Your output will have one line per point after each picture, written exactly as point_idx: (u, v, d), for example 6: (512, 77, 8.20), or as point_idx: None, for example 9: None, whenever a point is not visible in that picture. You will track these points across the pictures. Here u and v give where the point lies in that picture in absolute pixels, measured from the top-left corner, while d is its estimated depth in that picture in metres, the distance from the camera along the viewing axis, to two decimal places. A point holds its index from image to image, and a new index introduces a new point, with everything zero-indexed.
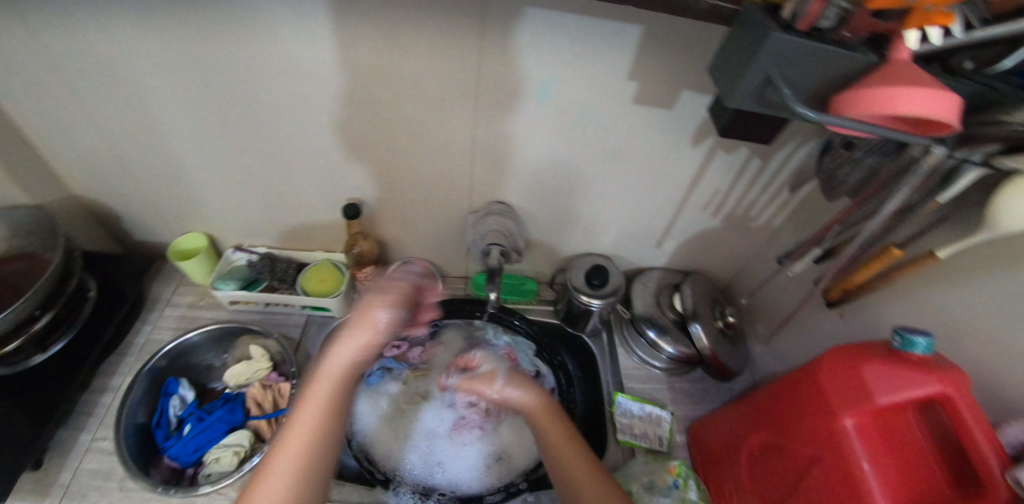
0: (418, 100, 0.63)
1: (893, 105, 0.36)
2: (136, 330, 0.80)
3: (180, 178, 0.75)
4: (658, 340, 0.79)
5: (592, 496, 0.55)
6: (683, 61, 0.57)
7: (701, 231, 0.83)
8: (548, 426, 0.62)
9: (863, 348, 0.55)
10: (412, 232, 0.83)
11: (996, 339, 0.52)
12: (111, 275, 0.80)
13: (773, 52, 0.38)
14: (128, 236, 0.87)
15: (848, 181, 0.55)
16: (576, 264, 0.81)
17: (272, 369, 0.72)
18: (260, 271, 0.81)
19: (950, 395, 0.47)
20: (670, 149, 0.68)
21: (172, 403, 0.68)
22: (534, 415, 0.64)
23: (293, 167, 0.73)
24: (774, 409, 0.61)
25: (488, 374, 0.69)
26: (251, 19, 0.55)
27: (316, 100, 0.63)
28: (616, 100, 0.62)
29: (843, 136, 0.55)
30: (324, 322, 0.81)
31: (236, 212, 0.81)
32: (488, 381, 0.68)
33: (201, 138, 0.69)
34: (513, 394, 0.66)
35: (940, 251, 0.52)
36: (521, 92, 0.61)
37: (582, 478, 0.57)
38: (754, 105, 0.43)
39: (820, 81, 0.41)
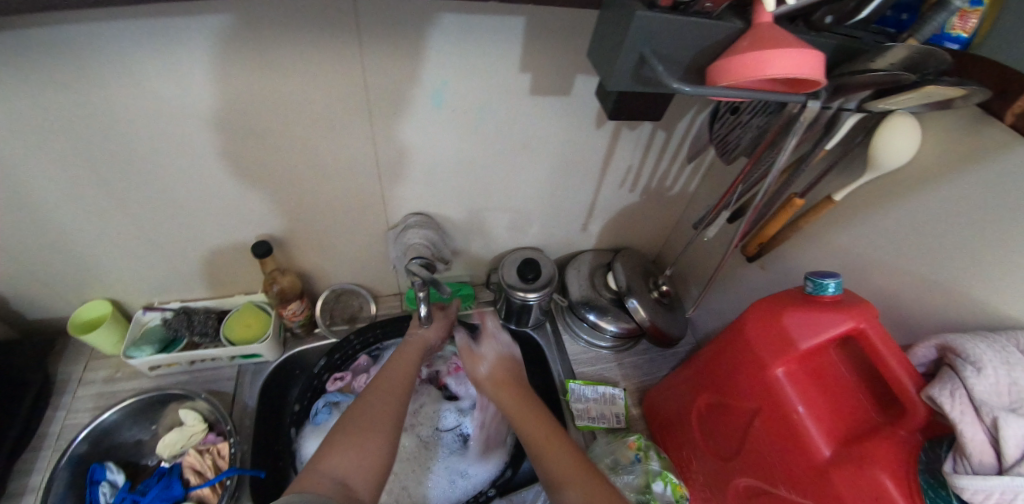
0: (308, 125, 0.59)
1: (758, 68, 0.37)
2: (48, 419, 0.72)
3: (61, 246, 0.67)
4: (599, 322, 0.80)
5: (557, 460, 0.54)
6: (571, 47, 0.56)
7: (625, 208, 0.84)
8: (518, 408, 0.61)
9: (782, 298, 0.57)
10: (336, 258, 0.79)
11: (892, 267, 0.57)
12: (5, 365, 0.72)
13: (641, 29, 0.37)
14: (17, 317, 0.78)
15: (741, 142, 0.57)
16: (507, 261, 0.80)
17: (209, 430, 0.67)
18: (178, 328, 0.75)
19: (863, 328, 0.50)
20: (579, 134, 0.68)
21: (103, 491, 0.62)
22: (511, 400, 0.62)
23: (189, 214, 0.67)
24: (714, 369, 0.63)
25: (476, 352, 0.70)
26: (92, 65, 0.48)
27: (194, 141, 0.58)
28: (514, 94, 0.60)
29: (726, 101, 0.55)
30: (258, 368, 0.76)
31: (137, 271, 0.74)
32: (476, 357, 0.69)
33: (72, 200, 0.62)
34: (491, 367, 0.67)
35: (835, 195, 0.56)
36: (417, 99, 0.59)
37: (546, 443, 0.56)
38: (636, 85, 0.42)
39: (694, 54, 0.41)
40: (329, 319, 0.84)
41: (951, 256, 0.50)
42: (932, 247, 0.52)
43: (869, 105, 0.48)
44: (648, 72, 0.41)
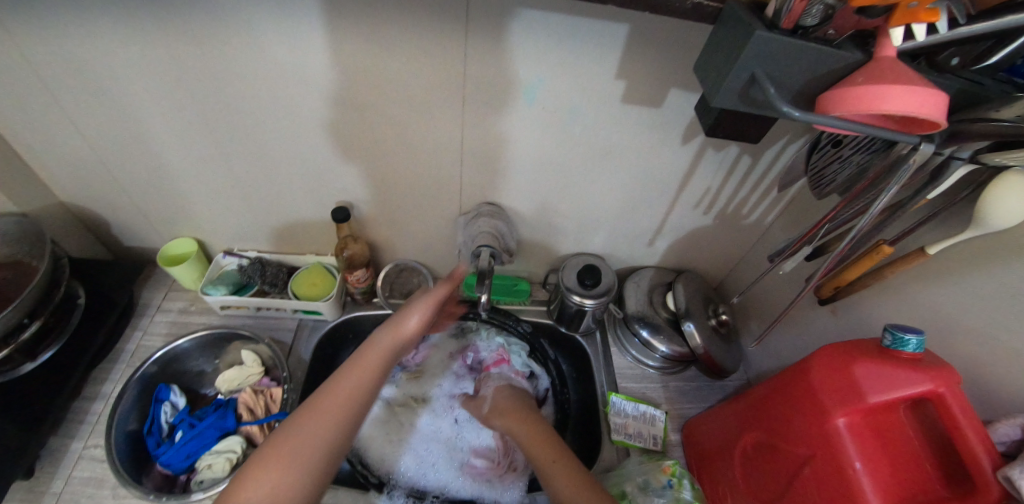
0: (406, 104, 0.63)
1: (876, 103, 0.35)
2: (127, 336, 0.79)
3: (168, 184, 0.75)
4: (650, 339, 0.81)
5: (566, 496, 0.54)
6: (671, 61, 0.57)
7: (694, 229, 0.84)
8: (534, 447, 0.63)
9: (854, 346, 0.54)
10: (403, 235, 0.83)
11: (986, 335, 0.52)
12: (101, 281, 0.80)
13: (759, 50, 0.37)
14: (116, 240, 0.86)
15: (837, 179, 0.55)
16: (568, 264, 0.83)
17: (264, 374, 0.72)
18: (250, 276, 0.80)
19: (942, 393, 0.47)
20: (662, 148, 0.69)
21: (164, 410, 0.67)
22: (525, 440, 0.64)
23: (281, 171, 0.72)
24: (768, 408, 0.60)
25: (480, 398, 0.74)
26: (233, 24, 0.54)
27: (302, 105, 0.63)
28: (605, 100, 0.62)
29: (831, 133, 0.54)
30: (315, 325, 0.81)
31: (226, 217, 0.80)
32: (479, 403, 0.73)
33: (188, 143, 0.68)
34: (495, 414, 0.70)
35: (930, 247, 0.53)
36: (509, 92, 0.61)
37: (557, 477, 0.57)
38: (740, 103, 0.42)
39: (807, 80, 0.40)
40: (389, 292, 0.88)
41: None
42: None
43: (984, 157, 0.45)
44: (757, 92, 0.40)
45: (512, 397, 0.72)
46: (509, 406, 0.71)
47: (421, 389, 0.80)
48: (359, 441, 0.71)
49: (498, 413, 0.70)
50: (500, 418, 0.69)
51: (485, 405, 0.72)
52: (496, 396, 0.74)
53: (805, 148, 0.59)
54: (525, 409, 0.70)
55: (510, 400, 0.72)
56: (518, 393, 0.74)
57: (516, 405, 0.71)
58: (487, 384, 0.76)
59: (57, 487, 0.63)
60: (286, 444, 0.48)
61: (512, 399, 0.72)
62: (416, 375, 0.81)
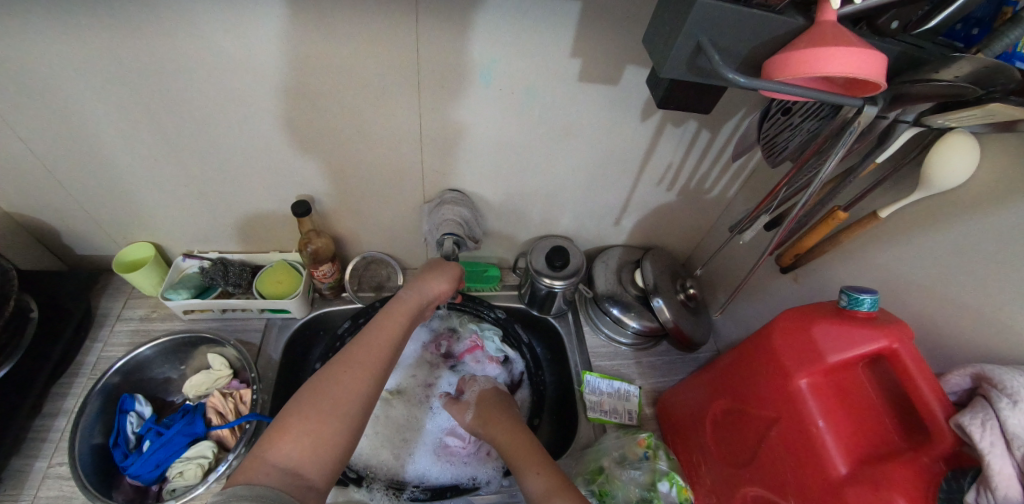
0: (359, 91, 0.61)
1: (814, 66, 0.35)
2: (87, 349, 0.76)
3: (115, 187, 0.71)
4: (622, 317, 0.82)
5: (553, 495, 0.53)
6: (624, 34, 0.56)
7: (660, 206, 0.85)
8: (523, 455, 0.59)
9: (813, 310, 0.56)
10: (370, 227, 0.82)
11: (933, 289, 0.55)
12: (53, 294, 0.76)
13: (702, 17, 0.36)
14: (67, 250, 0.82)
15: (790, 146, 0.56)
16: (536, 247, 0.83)
17: (233, 377, 0.70)
18: (213, 278, 0.77)
19: (895, 348, 0.49)
20: (623, 126, 0.69)
21: (130, 420, 0.65)
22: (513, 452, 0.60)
23: (236, 168, 0.70)
24: (736, 375, 0.62)
25: (463, 403, 0.69)
26: (163, 13, 0.51)
27: (249, 98, 0.60)
28: (561, 79, 0.61)
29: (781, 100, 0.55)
30: (284, 324, 0.79)
31: (181, 219, 0.77)
32: (461, 409, 0.69)
33: (132, 144, 0.65)
34: (482, 426, 0.66)
35: (881, 211, 0.55)
36: (465, 75, 0.60)
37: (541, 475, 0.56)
38: (688, 73, 0.41)
39: (753, 47, 0.39)
40: (355, 285, 0.87)
41: (997, 282, 0.48)
42: (977, 272, 0.50)
43: (927, 119, 0.47)
44: (705, 62, 0.40)
45: (495, 404, 0.68)
46: (493, 412, 0.67)
47: (395, 380, 0.78)
48: None
49: (484, 420, 0.66)
50: (485, 425, 0.66)
51: (469, 412, 0.68)
52: (478, 402, 0.69)
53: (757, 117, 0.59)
54: (510, 416, 0.66)
55: (496, 406, 0.68)
56: (504, 398, 0.71)
57: (500, 410, 0.67)
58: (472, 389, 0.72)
59: None
60: (318, 399, 0.49)
61: (497, 406, 0.68)
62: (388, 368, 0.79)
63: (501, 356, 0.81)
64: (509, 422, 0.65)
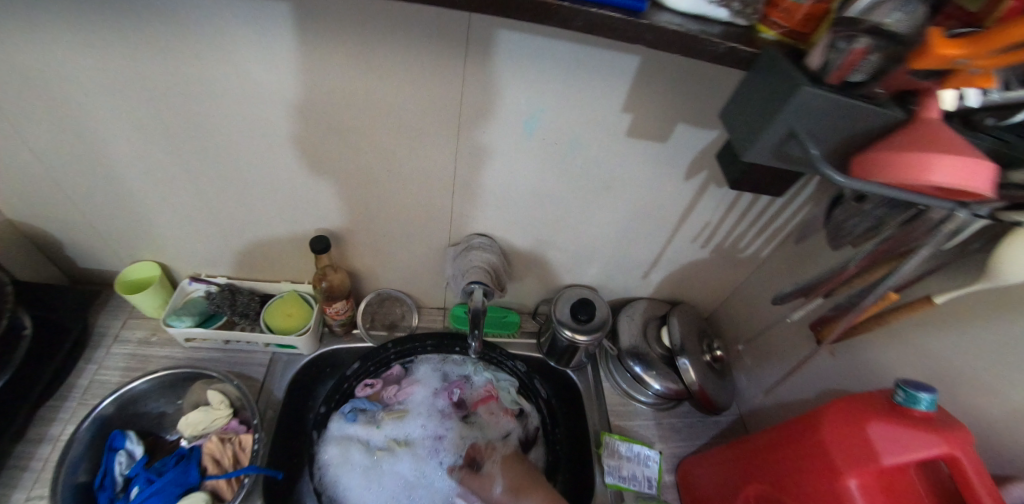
0: (395, 128, 0.58)
1: (908, 172, 0.32)
2: (80, 370, 0.72)
3: (128, 204, 0.68)
4: (644, 375, 0.78)
5: None
6: (678, 94, 0.54)
7: (691, 262, 0.81)
8: None
9: (864, 402, 0.52)
10: (388, 264, 0.78)
11: (1000, 394, 0.50)
12: (51, 309, 0.72)
13: (798, 107, 0.33)
14: (70, 263, 0.78)
15: (855, 230, 0.52)
16: (562, 297, 0.79)
17: (232, 417, 0.65)
18: (219, 305, 0.73)
19: (957, 456, 0.45)
20: (664, 183, 0.66)
21: (118, 460, 0.60)
22: None
23: (256, 194, 0.67)
24: (772, 459, 0.58)
25: (489, 476, 0.67)
26: (202, 36, 0.48)
27: (280, 126, 0.57)
28: (608, 132, 0.58)
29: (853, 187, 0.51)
30: (290, 360, 0.75)
31: (192, 241, 0.74)
32: (489, 484, 0.66)
33: (151, 163, 0.62)
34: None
35: (937, 297, 0.52)
36: (507, 120, 0.57)
37: None
38: (772, 159, 0.38)
39: (843, 138, 0.36)
40: (369, 322, 0.83)
41: None
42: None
43: (1003, 214, 0.42)
44: (794, 149, 0.36)
45: (524, 472, 0.66)
46: (522, 483, 0.65)
47: (402, 430, 0.72)
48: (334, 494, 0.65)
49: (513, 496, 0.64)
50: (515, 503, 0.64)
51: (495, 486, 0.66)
52: (505, 472, 0.67)
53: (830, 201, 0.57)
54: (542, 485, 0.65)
55: (523, 475, 0.66)
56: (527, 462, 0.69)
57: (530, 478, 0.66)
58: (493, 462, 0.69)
59: None
60: None
61: (523, 475, 0.66)
62: (398, 414, 0.73)
63: (516, 409, 0.78)
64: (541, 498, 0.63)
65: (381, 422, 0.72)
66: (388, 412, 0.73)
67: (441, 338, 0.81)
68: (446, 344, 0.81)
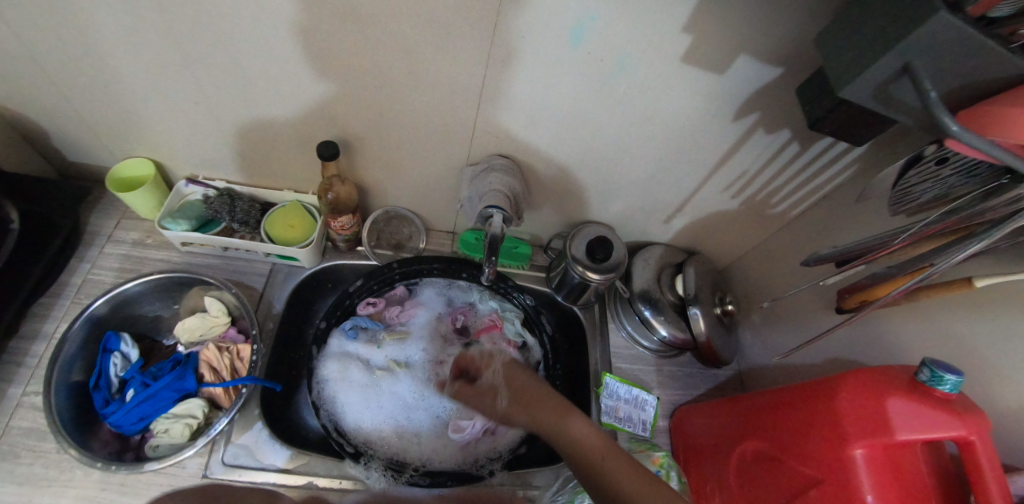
0: (420, 24, 0.50)
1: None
2: (73, 268, 0.69)
3: (114, 92, 0.60)
4: (652, 319, 0.76)
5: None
6: (752, 15, 0.46)
7: (715, 212, 0.77)
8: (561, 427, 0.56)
9: (885, 375, 0.50)
10: (399, 181, 0.73)
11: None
12: (37, 201, 0.67)
13: (927, 37, 0.27)
14: (57, 155, 0.72)
15: (921, 198, 0.48)
16: (579, 234, 0.75)
17: (230, 325, 0.64)
18: (217, 211, 0.69)
19: (971, 440, 0.43)
20: (709, 121, 0.59)
21: (113, 362, 0.59)
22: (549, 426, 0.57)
23: (260, 92, 0.60)
24: (778, 419, 0.57)
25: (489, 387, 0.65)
26: None
27: (285, 9, 0.49)
28: (661, 55, 0.51)
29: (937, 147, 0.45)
30: (291, 271, 0.73)
31: (188, 139, 0.68)
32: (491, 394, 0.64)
33: (137, 44, 0.54)
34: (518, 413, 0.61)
35: (978, 280, 0.47)
36: (549, 28, 0.49)
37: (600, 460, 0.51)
38: (870, 100, 0.33)
39: (959, 87, 0.30)
40: (375, 241, 0.80)
41: None
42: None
43: None
44: (900, 91, 0.31)
45: (523, 375, 0.64)
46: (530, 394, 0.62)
47: (403, 353, 0.74)
48: (333, 406, 0.67)
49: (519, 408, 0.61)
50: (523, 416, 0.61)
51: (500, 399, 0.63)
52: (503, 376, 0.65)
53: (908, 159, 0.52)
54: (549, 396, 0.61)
55: (527, 382, 0.63)
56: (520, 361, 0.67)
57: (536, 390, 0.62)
58: (490, 370, 0.66)
59: None
60: None
61: (518, 373, 0.64)
62: (400, 335, 0.74)
63: (518, 339, 0.77)
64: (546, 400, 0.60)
65: (382, 342, 0.72)
66: (390, 333, 0.73)
67: (448, 263, 0.76)
68: (453, 269, 0.76)
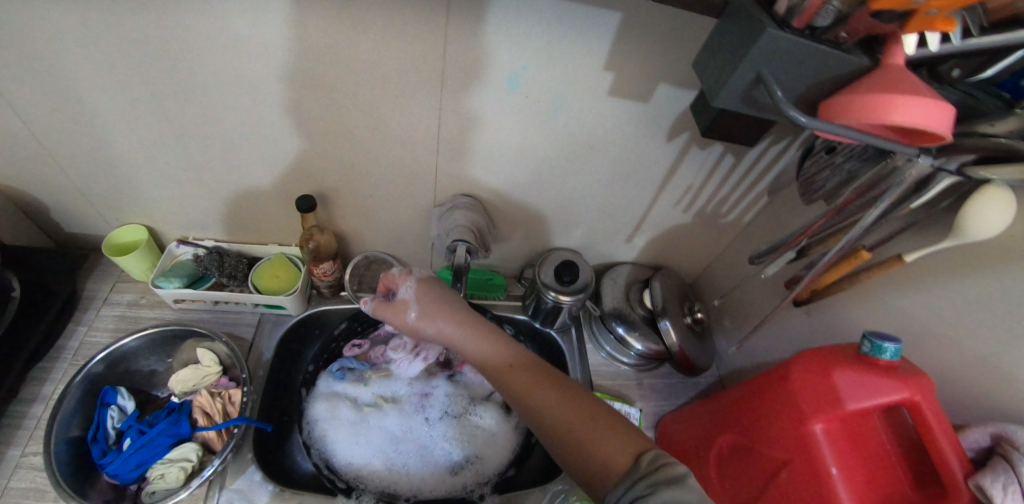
0: (379, 84, 0.57)
1: (871, 113, 0.33)
2: (70, 332, 0.72)
3: (112, 166, 0.67)
4: (626, 336, 0.80)
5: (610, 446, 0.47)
6: (660, 51, 0.54)
7: (673, 226, 0.83)
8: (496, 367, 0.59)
9: (834, 353, 0.54)
10: (375, 225, 0.79)
11: (959, 346, 0.52)
12: (38, 271, 0.72)
13: (768, 50, 0.34)
14: (56, 227, 0.78)
15: (825, 186, 0.54)
16: (547, 260, 0.80)
17: (222, 375, 0.67)
18: (207, 267, 0.74)
19: (917, 401, 0.47)
20: (646, 144, 0.66)
21: (111, 414, 0.62)
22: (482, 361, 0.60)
23: (242, 156, 0.67)
24: (746, 410, 0.60)
25: (401, 303, 0.65)
26: None
27: (261, 81, 0.57)
28: (590, 91, 0.59)
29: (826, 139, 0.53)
30: (279, 319, 0.76)
31: (178, 204, 0.74)
32: (402, 310, 0.64)
33: (133, 121, 0.61)
34: (428, 327, 0.63)
35: (907, 255, 0.52)
36: (491, 77, 0.57)
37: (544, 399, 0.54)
38: (742, 104, 0.39)
39: (810, 85, 0.37)
40: (356, 284, 0.86)
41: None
42: (1006, 332, 0.47)
43: (969, 169, 0.41)
44: (763, 95, 0.38)
45: (434, 295, 0.65)
46: (438, 307, 0.64)
47: (390, 388, 0.75)
48: (324, 444, 0.68)
49: (427, 319, 0.63)
50: (430, 326, 0.63)
51: (410, 309, 0.64)
52: (418, 298, 0.65)
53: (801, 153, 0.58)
54: (456, 308, 0.64)
55: (438, 299, 0.64)
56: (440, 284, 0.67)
57: (445, 303, 0.65)
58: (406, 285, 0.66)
59: None
60: None
61: (434, 297, 0.64)
62: (386, 372, 0.75)
63: None
64: (465, 326, 0.62)
65: (368, 380, 0.74)
66: (375, 371, 0.75)
67: None
68: None
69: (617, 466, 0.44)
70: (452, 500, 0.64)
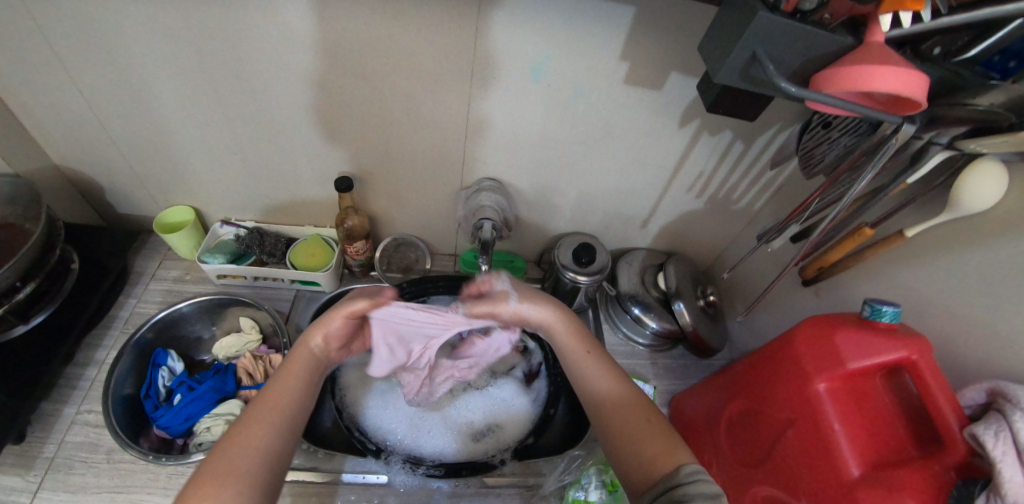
0: (414, 74, 0.63)
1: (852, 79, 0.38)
2: (121, 304, 0.78)
3: (167, 150, 0.74)
4: (642, 316, 0.85)
5: (643, 437, 0.51)
6: (670, 42, 0.59)
7: (685, 212, 0.87)
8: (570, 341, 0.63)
9: (837, 318, 0.57)
10: (404, 207, 0.85)
11: (959, 313, 0.55)
12: (93, 248, 0.79)
13: (760, 31, 0.39)
14: (109, 208, 0.85)
15: (826, 158, 0.58)
16: (564, 243, 0.86)
17: (261, 342, 0.73)
18: (249, 245, 0.81)
19: (914, 360, 0.49)
20: (659, 131, 0.71)
21: (162, 374, 0.67)
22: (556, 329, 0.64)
23: (286, 140, 0.73)
24: (754, 376, 0.63)
25: (501, 294, 0.64)
26: None
27: (309, 72, 0.63)
28: (607, 79, 0.64)
29: (820, 115, 0.57)
30: (313, 296, 0.84)
31: (224, 187, 0.80)
32: (503, 301, 0.64)
33: (190, 108, 0.68)
34: (531, 313, 0.64)
35: (908, 230, 0.56)
36: (517, 67, 0.62)
37: (598, 376, 0.59)
38: (741, 81, 0.44)
39: (802, 62, 0.42)
40: (386, 265, 0.91)
41: (1015, 310, 0.49)
42: (999, 296, 0.50)
43: (960, 143, 0.47)
44: (759, 72, 0.42)
45: (525, 286, 0.67)
46: (532, 295, 0.66)
47: None
48: (355, 409, 0.72)
49: (530, 300, 0.65)
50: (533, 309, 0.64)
51: (512, 296, 0.64)
52: (513, 286, 0.66)
53: (799, 129, 0.62)
54: (544, 297, 0.67)
55: (526, 288, 0.67)
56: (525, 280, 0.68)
57: (533, 292, 0.67)
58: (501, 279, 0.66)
59: (48, 452, 0.62)
60: None
61: (531, 291, 0.66)
62: None
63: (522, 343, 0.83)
64: (552, 305, 0.65)
65: None
66: None
67: (454, 280, 0.89)
68: (457, 285, 0.88)
69: (654, 464, 0.48)
70: (474, 463, 0.68)
